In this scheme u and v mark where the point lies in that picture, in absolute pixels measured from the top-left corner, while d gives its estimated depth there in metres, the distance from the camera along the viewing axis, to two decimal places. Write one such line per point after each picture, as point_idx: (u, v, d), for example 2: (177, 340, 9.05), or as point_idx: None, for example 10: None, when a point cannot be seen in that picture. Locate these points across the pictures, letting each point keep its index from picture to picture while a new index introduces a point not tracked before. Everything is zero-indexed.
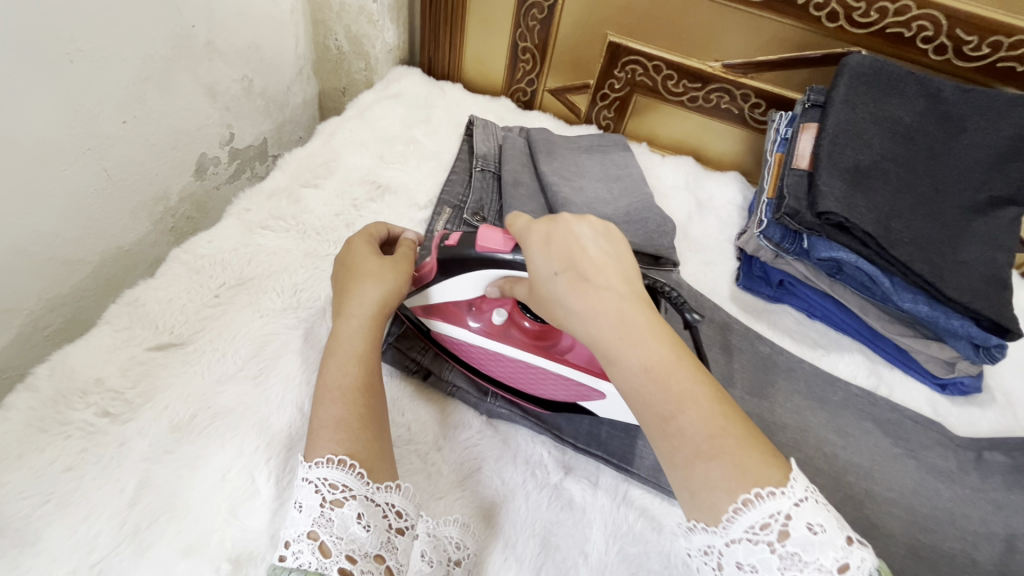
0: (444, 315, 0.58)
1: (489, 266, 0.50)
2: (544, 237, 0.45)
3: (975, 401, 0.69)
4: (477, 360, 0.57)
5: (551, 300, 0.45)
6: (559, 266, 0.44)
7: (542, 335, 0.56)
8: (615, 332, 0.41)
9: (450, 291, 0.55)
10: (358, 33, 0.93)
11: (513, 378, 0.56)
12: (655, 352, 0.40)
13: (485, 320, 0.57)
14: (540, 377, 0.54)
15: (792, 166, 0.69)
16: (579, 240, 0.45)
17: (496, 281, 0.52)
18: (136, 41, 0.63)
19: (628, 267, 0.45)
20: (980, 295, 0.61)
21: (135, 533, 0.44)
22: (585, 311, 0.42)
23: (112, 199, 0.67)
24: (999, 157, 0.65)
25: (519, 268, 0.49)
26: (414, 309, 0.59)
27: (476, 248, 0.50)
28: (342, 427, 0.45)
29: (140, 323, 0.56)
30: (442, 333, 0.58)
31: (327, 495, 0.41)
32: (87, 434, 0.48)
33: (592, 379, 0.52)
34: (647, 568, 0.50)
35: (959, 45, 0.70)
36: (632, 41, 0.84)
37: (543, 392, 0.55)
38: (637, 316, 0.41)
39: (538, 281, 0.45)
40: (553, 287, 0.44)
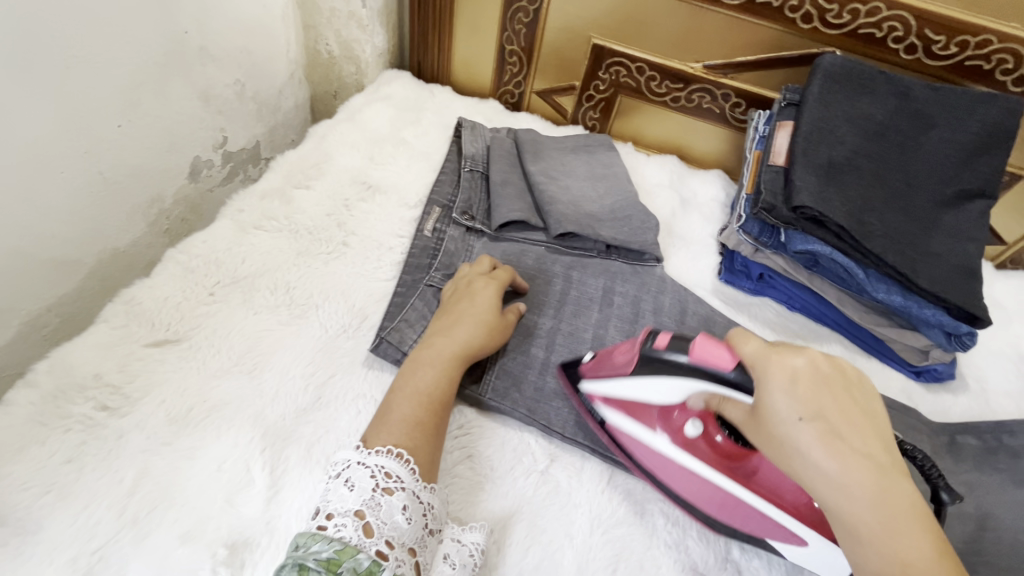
0: (627, 410, 0.54)
1: (701, 377, 0.45)
2: (789, 375, 0.38)
3: (949, 388, 0.72)
4: (652, 461, 0.54)
5: (782, 443, 0.38)
6: (806, 412, 0.36)
7: (734, 455, 0.51)
8: (870, 513, 0.35)
9: (642, 393, 0.51)
10: (348, 37, 0.95)
11: (688, 492, 0.53)
12: (919, 553, 0.34)
13: (673, 427, 0.53)
14: (728, 503, 0.51)
15: (769, 163, 0.71)
16: (828, 386, 0.37)
17: (704, 395, 0.47)
18: (130, 47, 0.65)
19: (883, 430, 0.37)
20: (950, 284, 0.63)
21: (134, 522, 0.46)
22: (830, 476, 0.36)
23: (109, 201, 0.69)
24: (968, 152, 0.68)
25: (737, 388, 0.43)
26: (590, 393, 0.56)
27: (689, 355, 0.45)
28: (418, 427, 0.50)
29: (136, 321, 0.58)
30: (621, 427, 0.55)
31: (380, 482, 0.45)
32: (86, 428, 0.50)
33: (793, 524, 0.48)
34: (630, 549, 0.52)
35: (928, 45, 0.72)
36: (615, 43, 0.87)
37: (721, 514, 0.52)
38: (893, 493, 0.35)
39: (769, 418, 0.38)
40: (795, 435, 0.37)
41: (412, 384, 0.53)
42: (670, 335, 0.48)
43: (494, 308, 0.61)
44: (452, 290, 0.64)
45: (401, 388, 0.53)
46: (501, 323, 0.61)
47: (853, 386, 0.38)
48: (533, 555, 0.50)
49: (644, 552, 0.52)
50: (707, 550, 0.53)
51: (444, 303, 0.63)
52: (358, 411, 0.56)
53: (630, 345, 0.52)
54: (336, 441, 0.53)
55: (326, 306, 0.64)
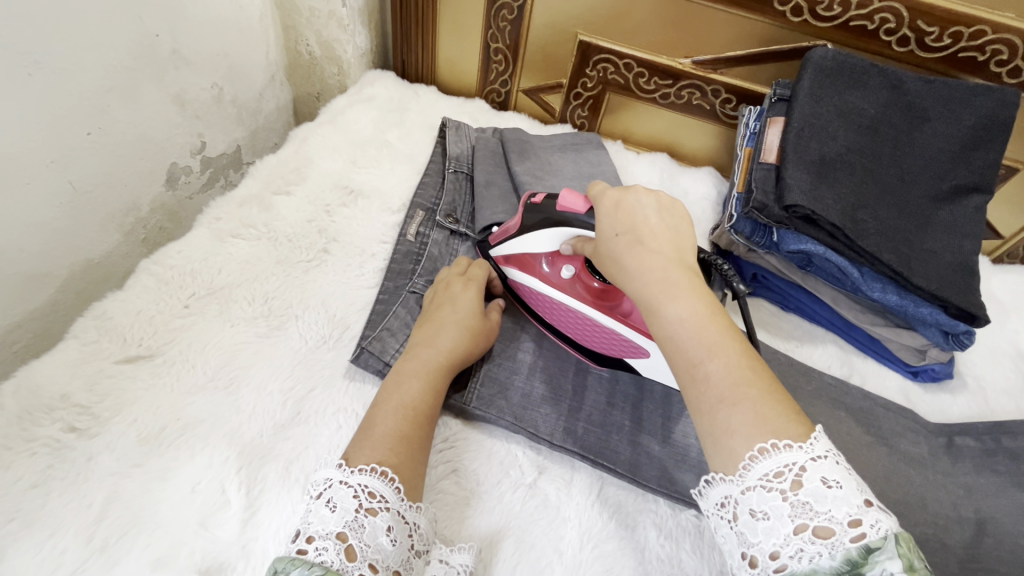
0: (521, 265, 0.65)
1: (564, 224, 0.56)
2: (613, 203, 0.51)
3: (946, 387, 0.70)
4: (544, 306, 0.64)
5: (608, 257, 0.50)
6: (621, 228, 0.49)
7: (605, 294, 0.61)
8: (658, 285, 0.44)
9: (527, 244, 0.62)
10: (328, 38, 0.93)
11: (568, 327, 0.62)
12: (691, 307, 0.43)
13: (555, 271, 0.62)
14: (593, 329, 0.60)
15: (760, 160, 0.69)
16: (638, 209, 0.50)
17: (571, 240, 0.57)
18: (96, 51, 0.63)
19: (682, 238, 0.49)
20: (947, 283, 0.62)
21: (102, 549, 0.44)
22: (633, 268, 0.46)
23: (80, 211, 0.66)
24: (962, 146, 0.66)
25: (586, 227, 0.54)
26: (497, 257, 0.68)
27: (556, 207, 0.56)
28: (403, 442, 0.48)
29: (108, 337, 0.56)
30: (519, 282, 0.66)
31: (363, 501, 0.43)
32: (52, 451, 0.48)
33: (637, 337, 0.57)
34: (623, 565, 0.50)
35: (921, 36, 0.70)
36: (602, 40, 0.85)
37: (593, 343, 0.61)
38: (680, 274, 0.45)
39: (602, 240, 0.51)
40: (613, 245, 0.49)
41: (397, 397, 0.51)
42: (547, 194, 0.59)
43: (475, 313, 0.60)
44: (430, 297, 0.63)
45: (385, 401, 0.51)
46: (483, 328, 0.60)
47: (669, 213, 0.50)
48: (522, 573, 0.49)
49: (636, 567, 0.50)
50: (701, 562, 0.51)
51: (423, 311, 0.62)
52: (338, 426, 0.54)
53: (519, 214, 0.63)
54: (316, 458, 0.52)
55: (306, 317, 0.62)
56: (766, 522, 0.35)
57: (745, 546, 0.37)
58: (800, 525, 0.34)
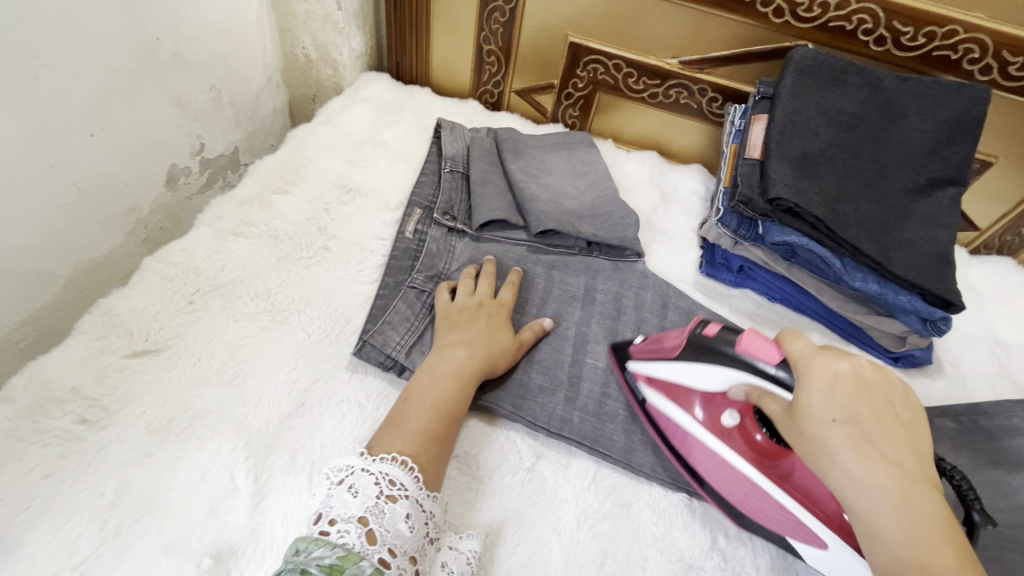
0: (667, 393, 0.57)
1: (745, 369, 0.48)
2: (829, 378, 0.42)
3: (926, 372, 0.73)
4: (693, 455, 0.55)
5: (815, 443, 0.42)
6: (840, 414, 0.41)
7: (770, 455, 0.53)
8: (884, 513, 0.38)
9: (688, 374, 0.54)
10: (324, 40, 0.94)
11: (720, 484, 0.54)
12: (934, 551, 0.36)
13: (712, 414, 0.55)
14: (757, 499, 0.52)
15: (745, 156, 0.72)
16: (862, 394, 0.41)
17: (745, 386, 0.50)
18: (100, 55, 0.64)
19: (912, 439, 0.41)
20: (924, 271, 0.65)
21: (117, 534, 0.46)
22: (853, 478, 0.40)
23: (83, 212, 0.68)
24: (937, 141, 0.69)
25: (775, 382, 0.46)
26: (637, 372, 0.60)
27: (737, 346, 0.49)
28: (433, 439, 0.51)
29: (114, 332, 0.57)
30: (660, 408, 0.58)
31: (384, 489, 0.45)
32: (64, 442, 0.49)
33: (818, 524, 0.48)
34: (617, 543, 0.52)
35: (897, 36, 0.74)
36: (592, 42, 0.88)
37: (752, 513, 0.52)
38: (906, 489, 0.39)
39: (806, 418, 0.43)
40: (825, 434, 0.41)
41: (428, 396, 0.54)
42: (720, 326, 0.52)
43: (510, 333, 0.63)
44: (461, 303, 0.64)
45: (412, 398, 0.54)
46: (515, 347, 0.62)
47: (894, 402, 0.42)
48: (521, 552, 0.51)
49: (631, 545, 0.52)
50: (691, 541, 0.53)
51: (452, 313, 0.63)
52: (343, 415, 0.56)
53: (680, 331, 0.56)
54: (322, 447, 0.53)
55: (308, 311, 0.64)
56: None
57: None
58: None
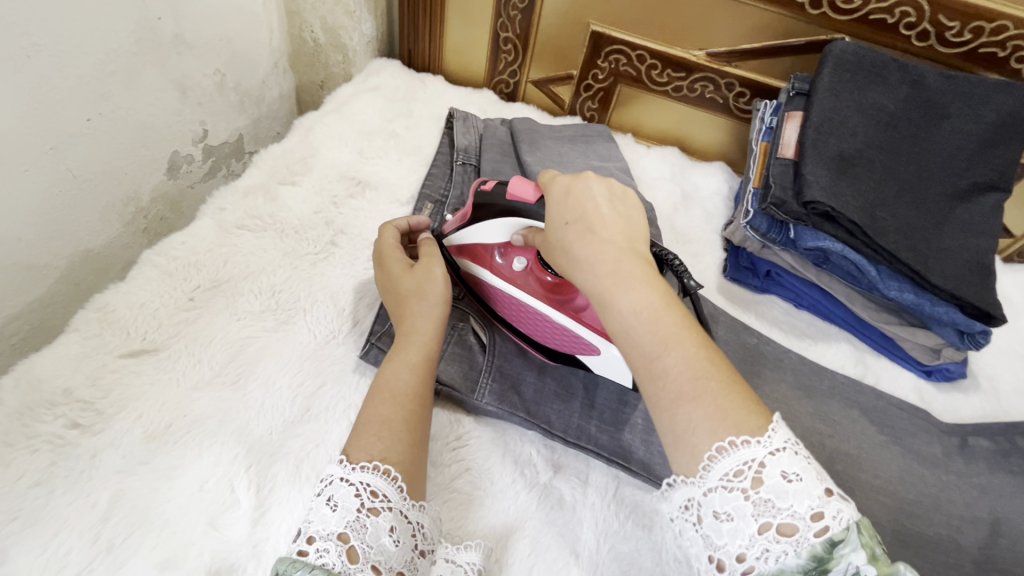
0: (474, 256, 0.61)
1: (515, 214, 0.54)
2: (563, 190, 0.49)
3: (959, 387, 0.70)
4: (497, 302, 0.61)
5: (559, 249, 0.47)
6: (570, 217, 0.47)
7: (558, 288, 0.58)
8: (608, 278, 0.42)
9: (481, 234, 0.58)
10: (334, 24, 0.90)
11: (522, 322, 0.59)
12: (645, 298, 0.40)
13: (509, 266, 0.59)
14: (543, 326, 0.57)
15: (778, 156, 0.68)
16: (589, 196, 0.48)
17: (523, 231, 0.55)
18: (98, 35, 0.61)
19: (632, 220, 0.47)
20: (965, 282, 0.61)
21: (109, 549, 0.43)
22: (581, 255, 0.44)
23: (79, 199, 0.64)
24: (982, 144, 0.65)
25: (539, 217, 0.52)
26: (448, 247, 0.63)
27: (506, 196, 0.54)
28: (387, 427, 0.46)
29: (111, 330, 0.54)
30: (470, 273, 0.62)
31: (365, 501, 0.41)
32: (56, 447, 0.46)
33: (589, 335, 0.54)
34: (639, 566, 0.49)
35: (941, 31, 0.69)
36: (615, 31, 0.83)
37: (546, 340, 0.58)
38: (619, 257, 0.43)
39: (550, 230, 0.48)
40: (561, 234, 0.47)
41: (381, 383, 0.50)
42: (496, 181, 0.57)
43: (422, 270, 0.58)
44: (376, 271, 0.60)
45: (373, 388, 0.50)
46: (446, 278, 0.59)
47: (613, 196, 0.49)
48: (538, 574, 0.48)
49: (653, 568, 0.49)
50: None
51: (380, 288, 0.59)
52: (350, 423, 0.53)
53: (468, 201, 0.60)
54: (327, 456, 0.50)
55: (314, 310, 0.61)
56: (730, 522, 0.34)
57: (711, 549, 0.36)
58: (762, 524, 0.33)
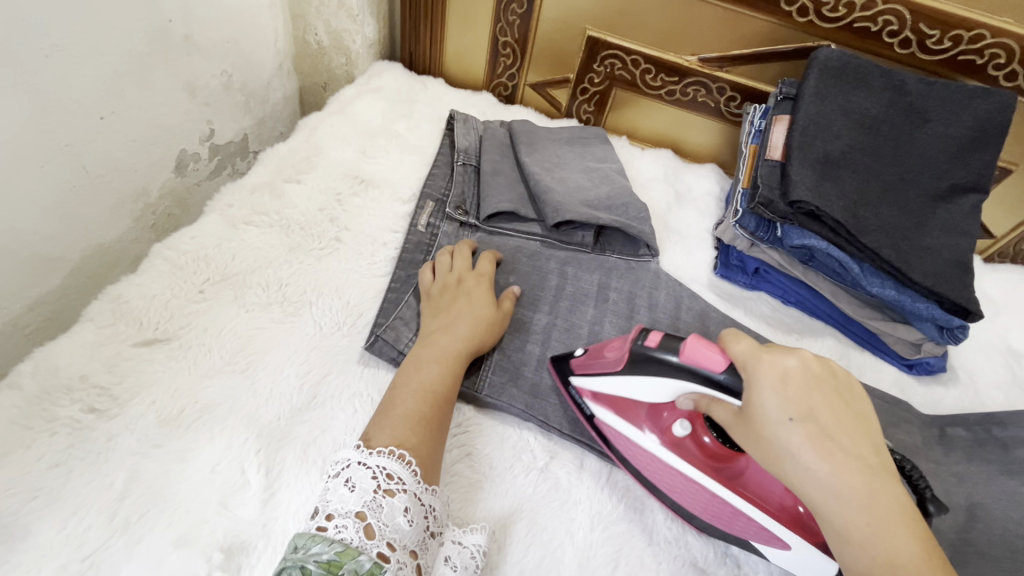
0: (615, 407, 0.54)
1: (688, 377, 0.46)
2: (780, 375, 0.41)
3: (940, 380, 0.73)
4: (640, 462, 0.54)
5: (772, 444, 0.40)
6: (796, 413, 0.39)
7: (721, 458, 0.52)
8: (857, 511, 0.38)
9: (633, 388, 0.51)
10: (338, 28, 0.93)
11: (673, 490, 0.52)
12: (903, 549, 0.37)
13: (663, 426, 0.53)
14: (708, 503, 0.51)
15: (766, 157, 0.71)
16: (817, 391, 0.40)
17: (692, 396, 0.47)
18: (113, 37, 0.63)
19: (864, 426, 0.40)
20: (943, 278, 0.64)
21: (125, 526, 0.45)
22: (819, 474, 0.38)
23: (91, 195, 0.66)
24: (960, 146, 0.68)
25: (725, 389, 0.44)
26: (578, 387, 0.57)
27: (680, 357, 0.46)
28: (420, 419, 0.50)
29: (124, 320, 0.56)
30: (609, 424, 0.55)
31: (381, 483, 0.44)
32: (73, 431, 0.49)
33: (773, 524, 0.48)
34: (631, 546, 0.52)
35: (922, 39, 0.72)
36: (610, 36, 0.86)
37: (705, 517, 0.51)
38: (865, 482, 0.38)
39: (759, 420, 0.40)
40: (786, 438, 0.39)
41: (424, 380, 0.53)
42: (660, 334, 0.49)
43: (493, 305, 0.62)
44: (455, 271, 0.64)
45: (405, 382, 0.53)
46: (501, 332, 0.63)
47: (839, 392, 0.41)
48: (534, 553, 0.50)
49: (644, 548, 0.52)
50: (706, 545, 0.53)
51: (448, 286, 0.63)
52: (354, 410, 0.55)
53: (616, 346, 0.53)
54: (333, 441, 0.52)
55: (320, 303, 0.63)
56: None
57: None
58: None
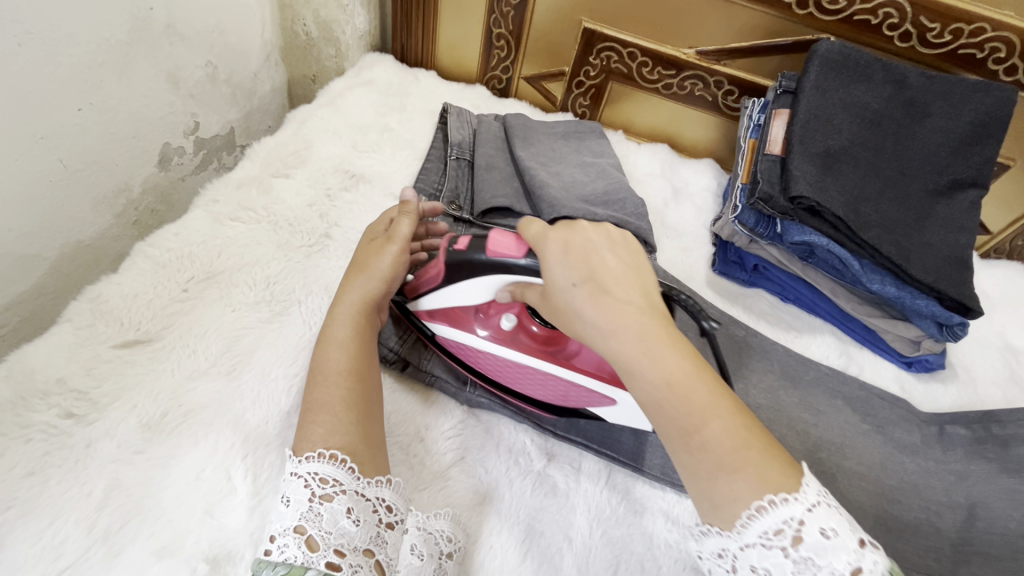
0: (449, 319, 0.58)
1: (498, 269, 0.51)
2: (563, 247, 0.46)
3: (938, 378, 0.72)
4: (482, 366, 0.57)
5: (569, 312, 0.45)
6: (578, 277, 0.44)
7: (550, 341, 0.56)
8: (636, 346, 0.41)
9: (459, 297, 0.55)
10: (327, 18, 0.90)
11: (517, 384, 0.56)
12: (677, 366, 0.40)
13: (494, 326, 0.57)
14: (542, 383, 0.55)
15: (765, 152, 0.70)
16: (596, 251, 0.46)
17: (508, 287, 0.52)
18: (91, 25, 0.60)
19: (643, 276, 0.46)
20: (944, 275, 0.63)
21: (105, 538, 0.43)
22: (603, 324, 0.42)
23: (69, 191, 0.64)
24: (961, 141, 0.67)
25: (529, 272, 0.49)
26: (416, 312, 0.59)
27: (487, 252, 0.50)
28: (325, 409, 0.46)
29: (105, 321, 0.54)
30: (447, 338, 0.58)
31: (316, 489, 0.42)
32: (50, 437, 0.46)
33: (601, 388, 0.53)
34: (631, 550, 0.50)
35: (923, 32, 0.71)
36: (607, 28, 0.84)
37: (548, 398, 0.56)
38: (640, 314, 0.42)
39: (554, 291, 0.45)
40: (570, 297, 0.44)
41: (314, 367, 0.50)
42: (468, 237, 0.53)
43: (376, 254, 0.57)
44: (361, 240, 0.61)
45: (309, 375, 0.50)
46: (404, 261, 0.57)
47: (615, 249, 0.47)
48: (533, 560, 0.49)
49: (645, 552, 0.51)
50: None
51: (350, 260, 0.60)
52: None
53: (435, 258, 0.56)
54: None
55: (309, 302, 0.61)
56: None
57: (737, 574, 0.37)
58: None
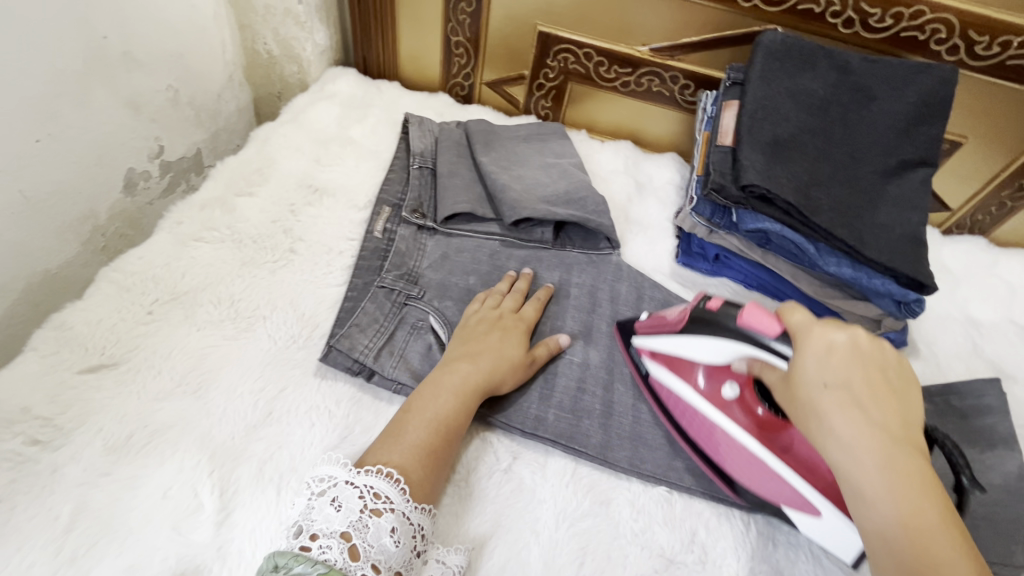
0: (671, 366, 0.59)
1: (744, 341, 0.50)
2: (825, 347, 0.43)
3: (901, 354, 0.74)
4: (685, 422, 0.58)
5: (810, 412, 0.43)
6: (832, 380, 0.42)
7: (769, 428, 0.54)
8: (873, 473, 0.39)
9: (687, 348, 0.55)
10: (286, 35, 0.91)
11: (717, 451, 0.55)
12: (918, 511, 0.38)
13: (714, 386, 0.57)
14: (750, 464, 0.54)
15: (717, 143, 0.71)
16: (855, 363, 0.43)
17: (749, 358, 0.50)
18: (45, 58, 0.61)
19: (905, 409, 0.42)
20: (898, 254, 0.64)
21: (72, 560, 0.44)
22: (846, 440, 0.40)
23: (33, 221, 0.65)
24: (907, 122, 0.69)
25: (777, 354, 0.47)
26: (638, 347, 0.62)
27: (737, 321, 0.50)
28: (430, 454, 0.49)
29: (68, 347, 0.55)
30: (663, 382, 0.59)
31: (368, 502, 0.44)
32: (15, 465, 0.47)
33: (810, 492, 0.50)
34: (599, 541, 0.51)
35: (864, 18, 0.73)
36: (561, 30, 0.86)
37: (742, 478, 0.54)
38: (892, 443, 0.40)
39: (799, 381, 0.44)
40: (816, 398, 0.42)
41: (437, 411, 0.52)
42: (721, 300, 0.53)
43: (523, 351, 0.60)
44: (496, 309, 0.63)
45: (419, 410, 0.52)
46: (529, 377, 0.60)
47: (883, 369, 0.43)
48: (499, 556, 0.50)
49: (611, 542, 0.51)
50: (673, 535, 0.53)
51: (485, 320, 0.62)
52: (312, 423, 0.54)
53: (682, 308, 0.57)
54: (290, 458, 0.52)
55: (274, 317, 0.62)
56: None
57: None
58: None
